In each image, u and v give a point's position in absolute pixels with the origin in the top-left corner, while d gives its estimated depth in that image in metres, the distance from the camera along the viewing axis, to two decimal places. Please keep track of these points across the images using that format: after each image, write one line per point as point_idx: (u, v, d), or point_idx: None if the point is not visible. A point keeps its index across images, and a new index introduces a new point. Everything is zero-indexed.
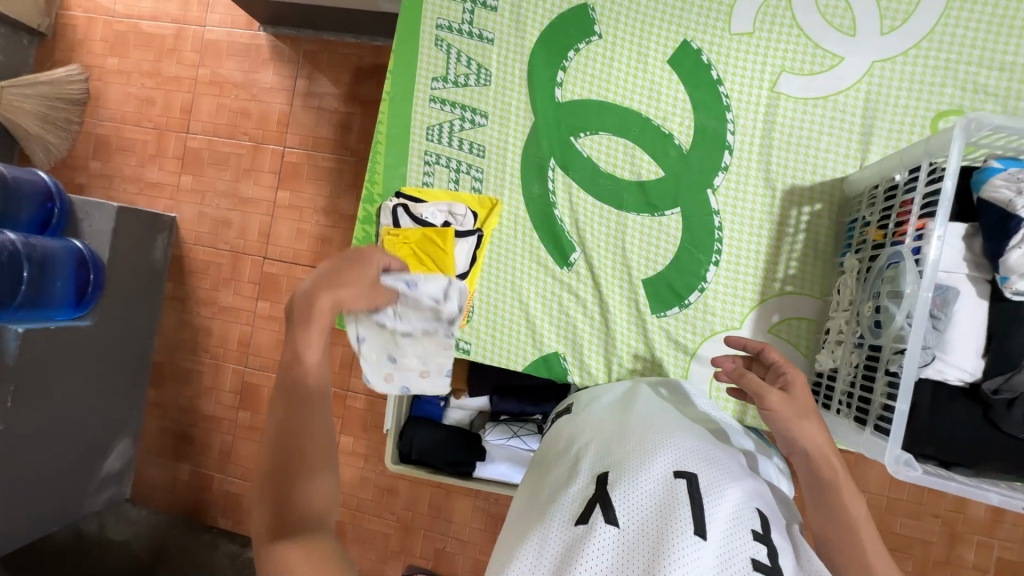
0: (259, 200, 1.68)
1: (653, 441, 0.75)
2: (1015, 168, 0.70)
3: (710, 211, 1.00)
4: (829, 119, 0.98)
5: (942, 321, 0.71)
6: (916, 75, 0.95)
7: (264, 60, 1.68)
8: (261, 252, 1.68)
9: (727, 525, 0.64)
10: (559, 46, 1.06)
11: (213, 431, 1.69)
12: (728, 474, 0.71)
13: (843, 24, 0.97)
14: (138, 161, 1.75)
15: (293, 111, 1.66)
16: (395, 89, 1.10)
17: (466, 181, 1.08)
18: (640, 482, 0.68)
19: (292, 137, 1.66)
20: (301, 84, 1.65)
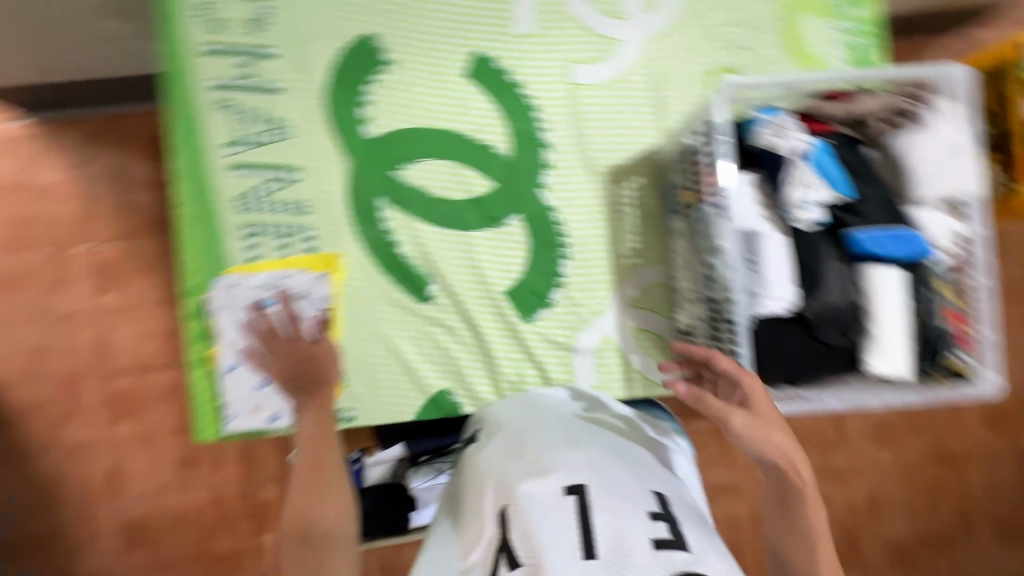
0: (78, 312, 1.37)
1: (546, 459, 0.76)
2: (773, 117, 0.80)
3: (547, 209, 1.03)
4: (626, 98, 1.03)
5: (758, 263, 0.78)
6: (684, 44, 1.04)
7: (34, 147, 1.35)
8: (102, 370, 1.38)
9: (622, 523, 0.67)
10: (353, 81, 1.00)
11: None
12: (618, 470, 0.75)
13: (611, 10, 1.03)
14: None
15: (93, 200, 1.36)
16: (182, 163, 0.96)
17: (296, 243, 0.99)
18: (536, 509, 0.69)
19: (98, 231, 1.37)
20: (88, 166, 1.36)
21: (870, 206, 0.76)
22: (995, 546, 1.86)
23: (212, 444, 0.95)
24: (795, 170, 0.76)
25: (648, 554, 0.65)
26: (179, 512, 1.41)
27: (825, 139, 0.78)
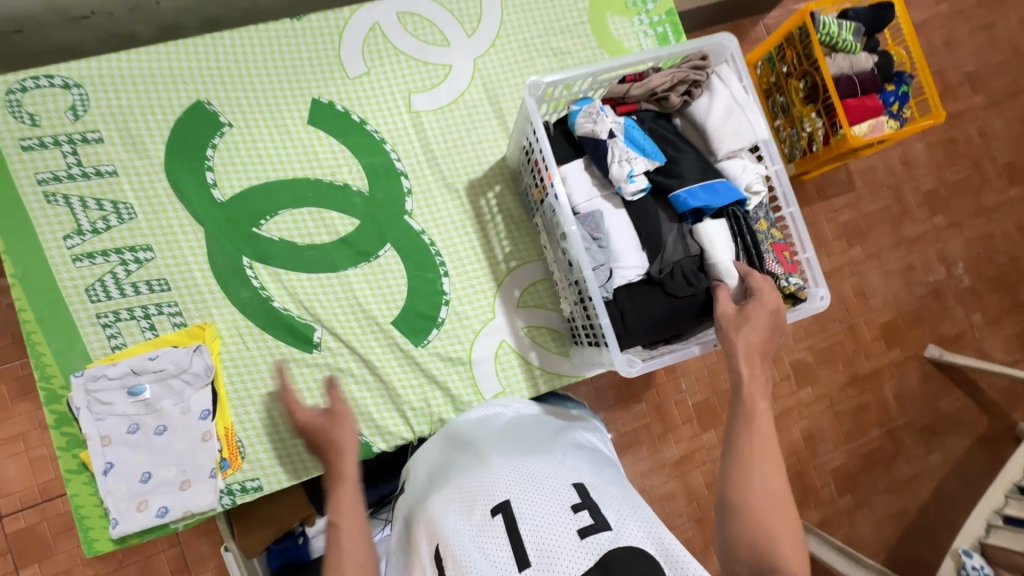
0: None
1: (472, 485, 0.77)
2: (587, 105, 0.86)
3: (417, 232, 1.05)
4: (468, 116, 1.09)
5: (603, 238, 0.84)
6: (510, 58, 1.12)
7: None
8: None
9: (549, 526, 0.69)
10: (193, 149, 0.99)
11: None
12: (540, 474, 0.76)
13: (436, 39, 1.09)
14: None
15: None
16: (20, 267, 0.92)
17: (163, 320, 0.95)
18: (466, 539, 0.70)
19: None
20: None
21: (685, 166, 0.83)
22: (919, 450, 2.01)
23: (110, 553, 0.88)
24: (613, 146, 0.82)
25: (575, 546, 0.67)
26: None
27: (633, 116, 0.86)
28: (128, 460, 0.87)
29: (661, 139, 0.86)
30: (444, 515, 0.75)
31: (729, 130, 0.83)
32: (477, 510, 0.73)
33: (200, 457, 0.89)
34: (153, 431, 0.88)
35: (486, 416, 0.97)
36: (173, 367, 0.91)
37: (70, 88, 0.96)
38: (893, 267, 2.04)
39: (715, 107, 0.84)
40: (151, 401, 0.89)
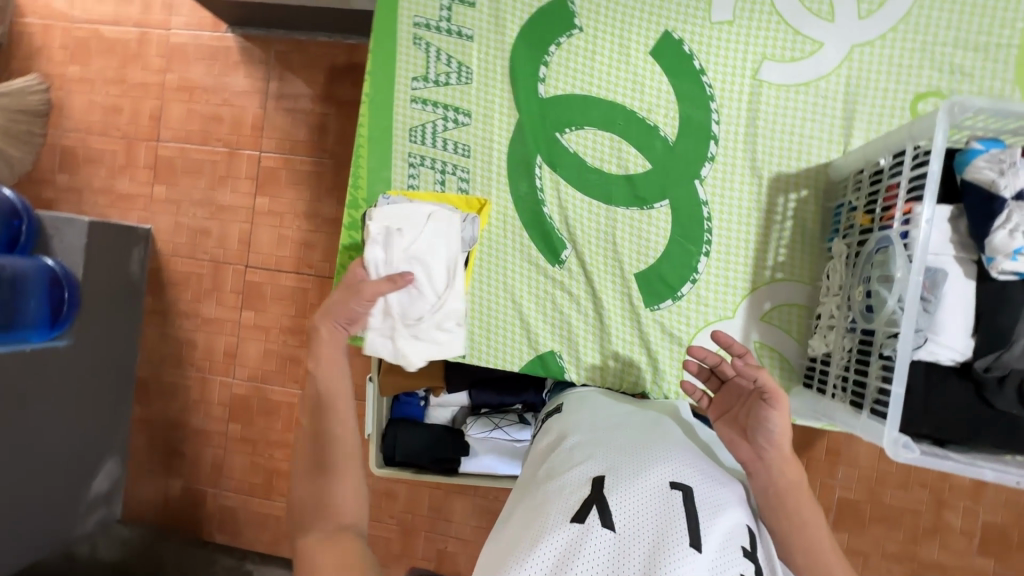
0: (236, 205, 1.83)
1: (655, 447, 0.77)
2: (998, 149, 0.71)
3: (699, 201, 1.01)
4: (812, 104, 0.98)
5: (929, 304, 0.72)
6: (896, 59, 0.96)
7: (234, 63, 1.80)
8: (244, 261, 1.83)
9: (718, 541, 0.65)
10: (540, 42, 1.04)
11: (205, 448, 1.87)
12: (724, 485, 0.73)
13: (822, 9, 0.97)
14: (208, 184, 1.83)
15: (268, 114, 1.80)
16: (375, 90, 1.07)
17: (452, 182, 1.06)
18: (643, 487, 0.68)
19: (268, 143, 1.80)
20: (273, 86, 1.78)
21: None
22: None
23: (340, 341, 1.08)
24: (1012, 210, 0.68)
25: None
26: (274, 398, 1.84)
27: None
28: None
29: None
30: (617, 452, 0.75)
31: None
32: (658, 470, 0.71)
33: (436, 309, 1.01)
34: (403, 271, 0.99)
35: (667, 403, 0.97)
36: (447, 224, 1.00)
37: None
38: None
39: None
40: (412, 251, 0.97)
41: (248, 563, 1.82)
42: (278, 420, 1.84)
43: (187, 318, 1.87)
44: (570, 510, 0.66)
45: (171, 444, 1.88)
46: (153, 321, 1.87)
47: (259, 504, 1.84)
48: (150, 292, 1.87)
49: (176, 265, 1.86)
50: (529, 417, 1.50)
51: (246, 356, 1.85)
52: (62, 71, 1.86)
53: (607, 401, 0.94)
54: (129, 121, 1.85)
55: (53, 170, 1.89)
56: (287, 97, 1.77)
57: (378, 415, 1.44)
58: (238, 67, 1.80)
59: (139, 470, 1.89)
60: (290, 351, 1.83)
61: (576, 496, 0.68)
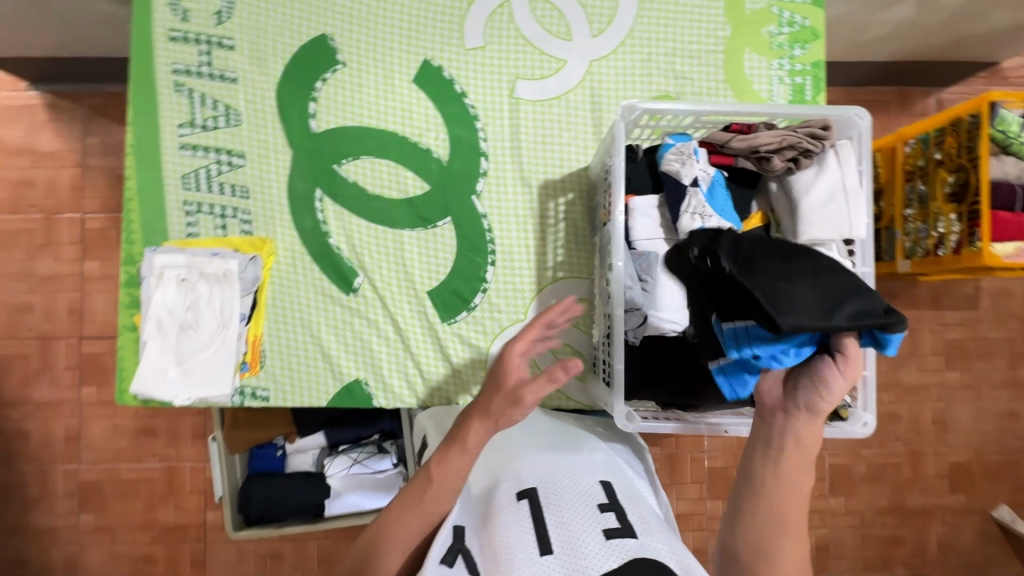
0: (62, 274, 1.63)
1: (502, 470, 0.84)
2: (682, 143, 0.81)
3: (479, 215, 1.06)
4: (565, 115, 1.07)
5: (642, 285, 0.81)
6: (628, 69, 1.07)
7: (42, 122, 1.62)
8: (77, 332, 1.63)
9: (573, 520, 0.71)
10: (307, 78, 1.05)
11: (54, 547, 1.64)
12: (568, 472, 0.81)
13: (560, 31, 1.07)
14: (26, 254, 1.63)
15: (87, 173, 1.63)
16: (139, 142, 1.03)
17: (234, 225, 1.04)
18: (493, 519, 0.74)
19: (90, 203, 1.63)
20: (90, 141, 1.63)
21: None
22: None
23: (132, 406, 1.01)
24: (692, 196, 0.78)
25: (600, 543, 0.68)
26: (129, 477, 1.64)
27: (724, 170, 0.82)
28: (158, 345, 0.96)
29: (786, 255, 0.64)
30: (474, 498, 0.82)
31: (820, 218, 0.76)
32: (506, 492, 0.78)
33: (211, 355, 0.97)
34: (181, 325, 0.97)
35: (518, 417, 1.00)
36: (226, 268, 0.98)
37: None
38: (998, 407, 1.57)
39: (816, 186, 0.76)
40: (195, 301, 0.97)
41: None
42: (137, 499, 1.64)
43: (16, 407, 1.64)
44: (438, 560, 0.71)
45: (10, 554, 1.63)
46: None
47: None
48: None
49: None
50: (391, 445, 1.46)
51: (91, 438, 1.64)
52: None
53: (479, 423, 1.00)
54: None
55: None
56: (107, 151, 1.62)
57: (230, 474, 1.38)
58: (47, 125, 1.62)
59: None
60: (141, 423, 1.65)
61: (440, 547, 0.73)
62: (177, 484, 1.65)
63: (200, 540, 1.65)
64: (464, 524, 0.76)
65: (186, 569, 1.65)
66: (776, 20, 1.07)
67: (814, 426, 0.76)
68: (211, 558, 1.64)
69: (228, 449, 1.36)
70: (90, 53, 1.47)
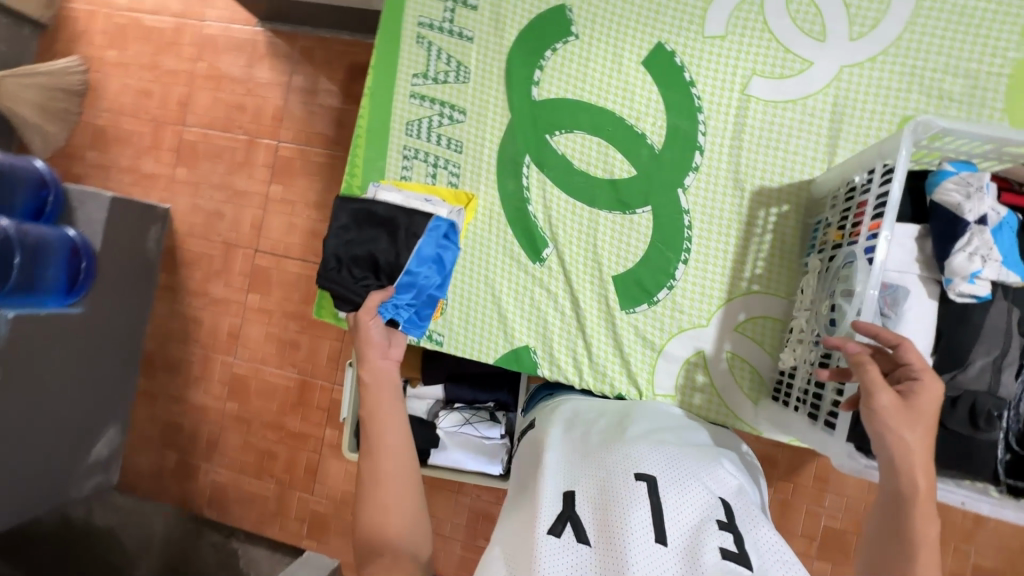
0: (252, 191, 1.83)
1: (615, 446, 0.79)
2: (967, 172, 0.71)
3: (681, 210, 1.02)
4: (798, 122, 0.99)
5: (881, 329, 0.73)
6: (885, 81, 0.97)
7: (262, 56, 1.82)
8: (256, 244, 1.84)
9: (692, 524, 0.66)
10: (537, 46, 1.07)
11: (201, 423, 1.87)
12: (689, 471, 0.75)
13: (813, 29, 0.99)
14: (227, 169, 1.85)
15: (289, 106, 1.81)
16: (377, 85, 1.11)
17: (443, 176, 1.10)
18: (605, 491, 0.69)
19: (286, 133, 1.81)
20: (296, 79, 1.80)
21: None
22: None
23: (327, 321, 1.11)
24: (974, 233, 0.69)
25: (719, 556, 0.62)
26: (271, 380, 1.83)
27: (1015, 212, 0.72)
28: None
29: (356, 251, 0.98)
30: (583, 464, 0.76)
31: None
32: (622, 469, 0.72)
33: None
34: None
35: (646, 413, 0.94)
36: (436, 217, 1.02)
37: None
38: None
39: None
40: None
41: (235, 542, 1.74)
42: (274, 401, 1.83)
43: (196, 297, 1.88)
44: (546, 527, 0.65)
45: (165, 419, 1.88)
46: (164, 297, 1.89)
47: (249, 482, 1.83)
48: (163, 269, 1.89)
49: (192, 244, 1.87)
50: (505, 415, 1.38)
51: (247, 338, 1.85)
52: (97, 55, 1.90)
53: (582, 414, 0.93)
54: (157, 105, 1.89)
55: (86, 146, 1.92)
56: (307, 89, 1.79)
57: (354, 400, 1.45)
58: (266, 59, 1.82)
59: (140, 439, 1.89)
60: (290, 336, 1.83)
61: (546, 516, 0.67)
62: (307, 396, 1.81)
63: (316, 451, 1.80)
64: (574, 489, 0.72)
65: (300, 473, 1.80)
66: None
67: None
68: (321, 470, 1.79)
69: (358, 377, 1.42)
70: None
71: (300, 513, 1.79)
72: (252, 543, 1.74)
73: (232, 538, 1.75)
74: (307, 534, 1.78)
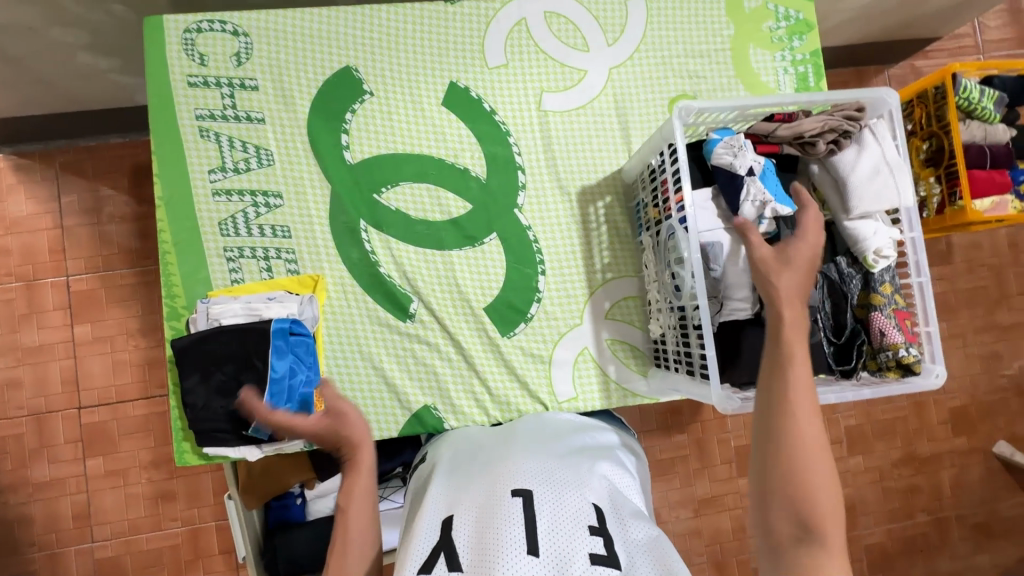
0: (51, 342, 1.52)
1: (498, 466, 0.79)
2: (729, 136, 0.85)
3: (523, 227, 1.08)
4: (593, 123, 1.11)
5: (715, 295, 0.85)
6: (646, 73, 1.12)
7: (11, 184, 1.52)
8: (76, 401, 1.52)
9: (565, 529, 0.69)
10: (335, 112, 1.05)
11: None
12: (570, 476, 0.77)
13: (577, 43, 1.11)
14: (7, 327, 1.51)
15: (68, 232, 1.53)
16: (169, 192, 1.00)
17: (279, 266, 1.02)
18: (482, 517, 0.71)
19: (74, 263, 1.53)
20: (68, 199, 1.53)
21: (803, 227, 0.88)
22: (966, 551, 1.65)
23: (196, 465, 0.97)
24: (749, 185, 0.82)
25: (586, 564, 0.65)
26: (149, 547, 1.53)
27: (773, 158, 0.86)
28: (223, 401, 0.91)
29: (204, 372, 0.90)
30: (468, 491, 0.77)
31: (873, 190, 0.82)
32: (500, 491, 0.73)
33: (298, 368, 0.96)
34: None
35: (545, 423, 0.96)
36: (288, 312, 0.95)
37: (238, 36, 1.03)
38: (983, 350, 1.65)
39: (861, 162, 0.82)
40: None
41: None
42: (162, 569, 1.53)
43: (14, 490, 1.50)
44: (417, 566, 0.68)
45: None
46: None
47: None
48: None
49: None
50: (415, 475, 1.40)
51: (102, 512, 1.52)
52: None
53: (469, 439, 0.93)
54: None
55: None
56: (86, 207, 1.54)
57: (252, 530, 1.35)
58: (18, 187, 1.52)
59: None
60: (157, 488, 1.54)
61: (421, 550, 0.70)
62: (203, 545, 1.55)
63: None
64: (453, 516, 0.73)
65: None
66: (773, 16, 1.15)
67: (889, 384, 0.80)
68: None
69: (246, 504, 1.32)
70: (64, 106, 1.40)
71: None
72: None
73: None
74: None
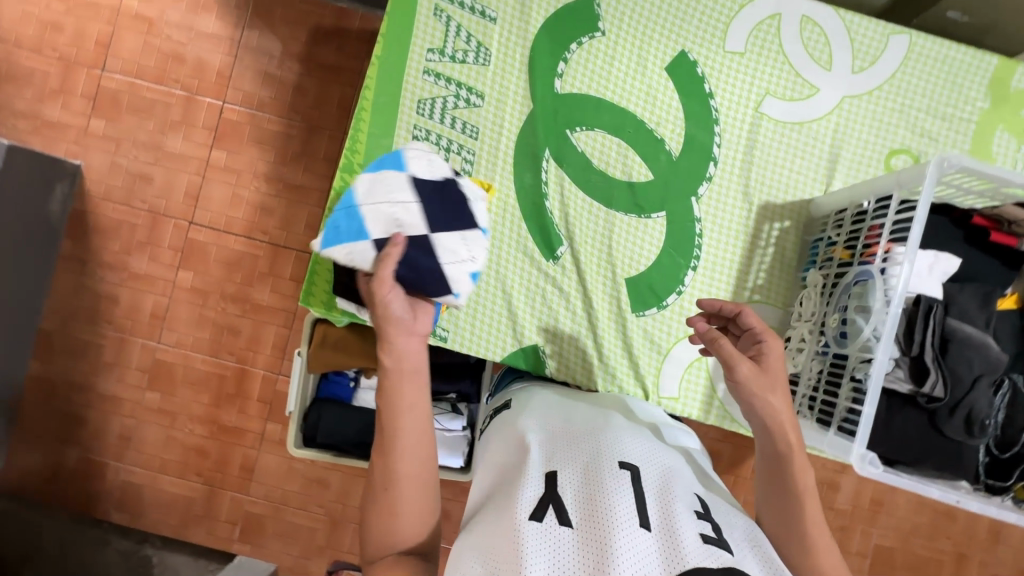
0: (187, 156, 1.46)
1: (599, 434, 0.73)
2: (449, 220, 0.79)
3: (693, 217, 1.05)
4: (803, 143, 1.05)
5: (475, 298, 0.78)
6: (878, 115, 1.05)
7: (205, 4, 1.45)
8: (188, 217, 1.46)
9: (674, 511, 0.62)
10: (564, 37, 1.04)
11: (112, 414, 1.46)
12: (671, 466, 0.71)
13: (822, 58, 1.05)
14: (159, 126, 1.45)
15: (237, 64, 1.45)
16: (387, 57, 1.02)
17: (455, 161, 1.03)
18: (590, 482, 0.64)
19: (233, 94, 1.45)
20: (246, 37, 1.45)
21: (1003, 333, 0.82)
22: None
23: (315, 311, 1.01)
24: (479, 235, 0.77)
25: (700, 542, 0.59)
26: (202, 370, 1.46)
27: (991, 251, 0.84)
28: None
29: None
30: (563, 450, 0.70)
31: None
32: (604, 460, 0.68)
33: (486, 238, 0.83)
34: None
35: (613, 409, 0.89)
36: None
37: None
38: None
39: None
40: None
41: (148, 547, 1.40)
42: (204, 392, 1.46)
43: (109, 270, 1.46)
44: (527, 510, 0.60)
45: (66, 410, 1.46)
46: (69, 268, 1.45)
47: (172, 483, 1.47)
48: (68, 237, 1.45)
49: (106, 210, 1.45)
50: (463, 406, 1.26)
51: (175, 320, 1.46)
52: None
53: (553, 398, 0.87)
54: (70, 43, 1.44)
55: None
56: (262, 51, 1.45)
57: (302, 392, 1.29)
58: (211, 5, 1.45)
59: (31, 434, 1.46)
60: (228, 320, 1.46)
61: (526, 501, 0.61)
62: (245, 387, 1.47)
63: (254, 449, 1.47)
64: (557, 472, 0.66)
65: (234, 473, 1.47)
66: None
67: None
68: (257, 466, 1.46)
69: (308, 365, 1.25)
70: None
71: (231, 516, 1.47)
72: (170, 548, 1.41)
73: (145, 542, 1.41)
74: (238, 537, 1.47)
